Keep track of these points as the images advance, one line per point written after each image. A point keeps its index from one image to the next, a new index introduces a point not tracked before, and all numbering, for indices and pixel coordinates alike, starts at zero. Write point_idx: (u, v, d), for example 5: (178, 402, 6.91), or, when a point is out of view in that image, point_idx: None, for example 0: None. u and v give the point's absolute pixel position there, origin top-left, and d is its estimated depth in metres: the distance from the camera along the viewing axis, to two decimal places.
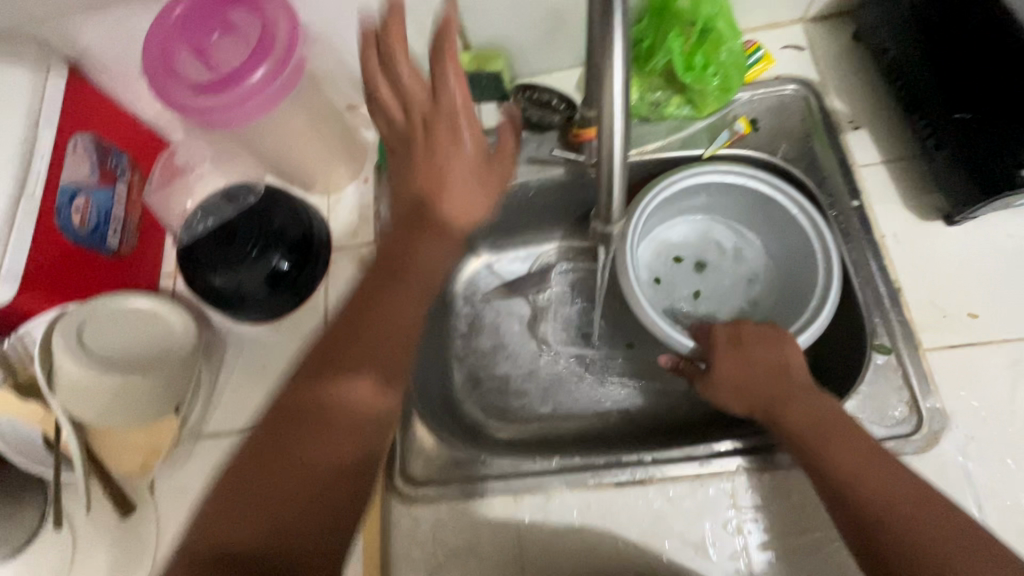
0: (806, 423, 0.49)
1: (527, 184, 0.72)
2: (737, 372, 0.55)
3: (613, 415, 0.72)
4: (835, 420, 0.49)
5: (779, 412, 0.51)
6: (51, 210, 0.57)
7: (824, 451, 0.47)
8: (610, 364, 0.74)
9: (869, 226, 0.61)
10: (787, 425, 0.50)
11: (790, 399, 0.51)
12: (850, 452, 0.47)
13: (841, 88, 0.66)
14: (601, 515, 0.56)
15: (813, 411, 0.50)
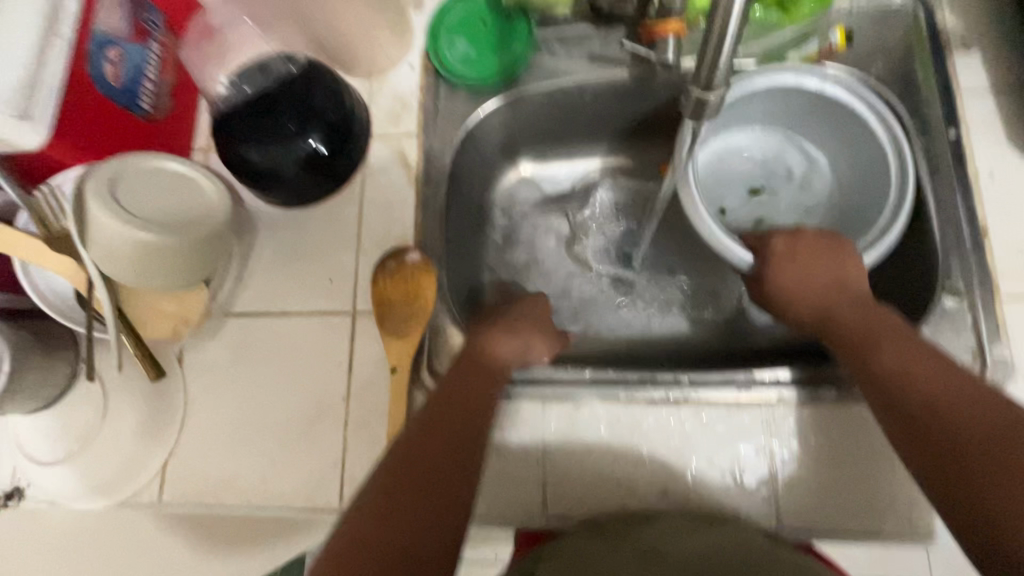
0: (860, 329, 0.50)
1: (585, 84, 0.65)
2: (796, 281, 0.55)
3: (646, 340, 0.70)
4: (889, 327, 0.49)
5: (834, 322, 0.52)
6: (83, 55, 0.54)
7: (874, 354, 0.47)
8: (649, 289, 0.72)
9: (963, 160, 0.55)
10: (842, 332, 0.51)
11: (846, 307, 0.52)
12: (904, 354, 0.46)
13: (958, 3, 0.58)
14: (628, 429, 0.55)
15: (866, 320, 0.50)
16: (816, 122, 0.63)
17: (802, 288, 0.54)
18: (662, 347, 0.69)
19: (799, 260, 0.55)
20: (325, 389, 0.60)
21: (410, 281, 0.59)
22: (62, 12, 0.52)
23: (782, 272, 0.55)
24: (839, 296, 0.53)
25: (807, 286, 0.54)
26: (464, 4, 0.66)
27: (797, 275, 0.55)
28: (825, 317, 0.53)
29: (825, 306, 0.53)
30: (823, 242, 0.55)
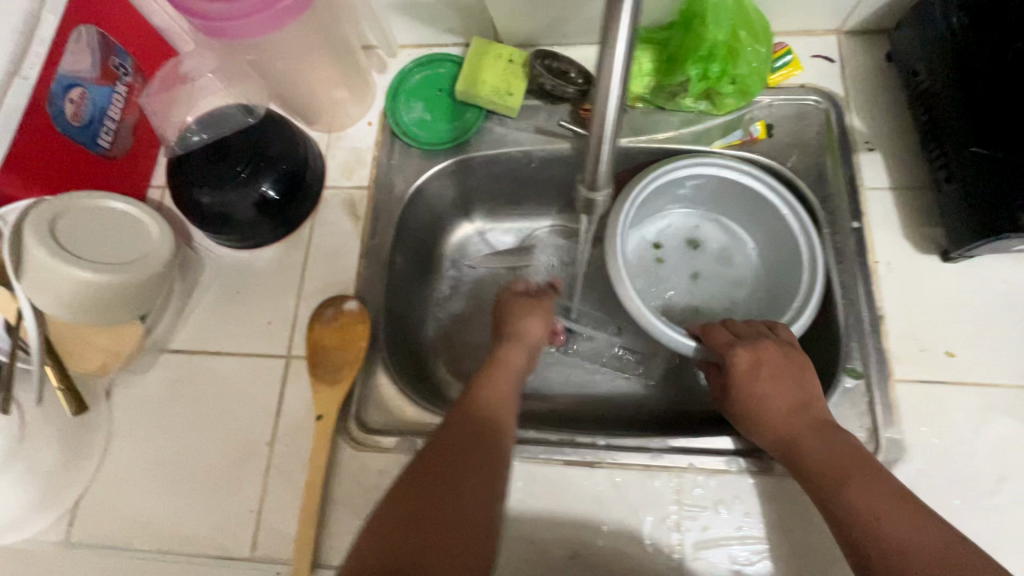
0: (825, 462, 0.48)
1: (531, 153, 0.70)
2: (755, 400, 0.54)
3: (579, 398, 0.72)
4: (860, 460, 0.47)
5: (795, 451, 0.50)
6: (44, 97, 0.57)
7: (843, 493, 0.45)
8: (585, 347, 0.74)
9: (865, 250, 0.60)
10: (806, 464, 0.49)
11: (812, 438, 0.50)
12: (878, 495, 0.44)
13: (864, 108, 0.64)
14: (544, 490, 0.56)
15: (831, 453, 0.48)
16: (736, 206, 0.69)
17: (765, 411, 0.53)
18: (596, 405, 0.71)
19: (762, 380, 0.54)
20: (251, 432, 0.60)
21: (346, 329, 0.61)
22: (28, 54, 0.54)
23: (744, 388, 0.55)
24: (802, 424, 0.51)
25: (770, 411, 0.53)
26: (424, 70, 0.71)
27: (760, 396, 0.54)
28: (790, 447, 0.50)
29: (789, 433, 0.51)
30: (785, 361, 0.54)
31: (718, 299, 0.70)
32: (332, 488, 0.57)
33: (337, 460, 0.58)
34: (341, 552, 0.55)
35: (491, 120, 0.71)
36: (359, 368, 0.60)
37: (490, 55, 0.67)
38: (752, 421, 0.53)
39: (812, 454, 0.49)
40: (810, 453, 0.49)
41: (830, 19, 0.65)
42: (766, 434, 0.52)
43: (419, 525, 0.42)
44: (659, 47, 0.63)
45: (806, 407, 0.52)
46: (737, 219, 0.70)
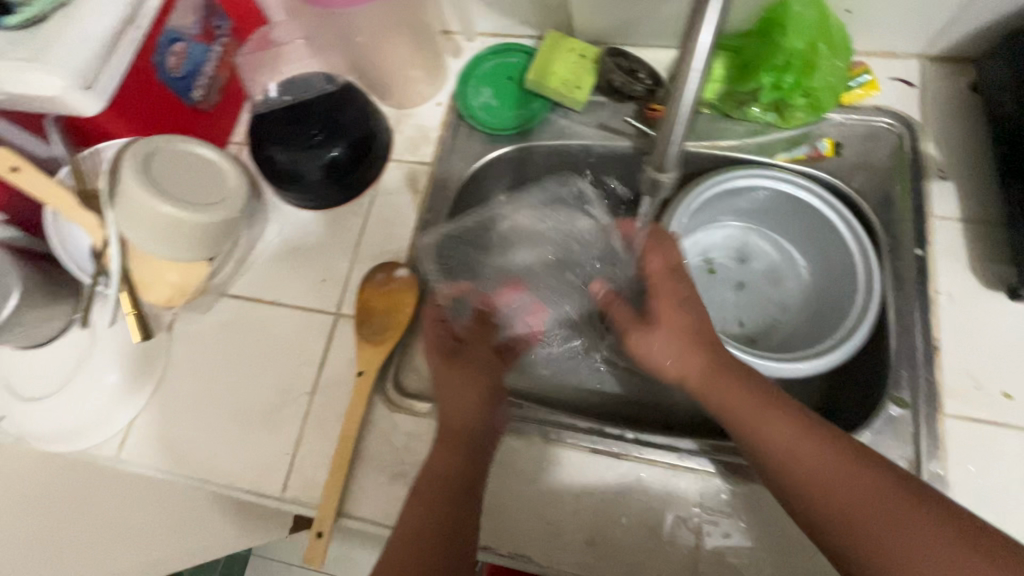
0: (735, 407, 0.50)
1: (590, 148, 0.71)
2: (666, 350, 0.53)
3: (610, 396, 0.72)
4: (761, 399, 0.49)
5: (707, 396, 0.51)
6: (149, 47, 0.62)
7: (761, 440, 0.48)
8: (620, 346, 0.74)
9: (926, 279, 0.58)
10: (721, 410, 0.51)
11: (716, 383, 0.51)
12: (791, 441, 0.47)
13: (940, 136, 0.63)
14: (568, 475, 0.56)
15: (752, 402, 0.49)
16: (792, 223, 0.68)
17: (671, 357, 0.53)
18: (630, 402, 0.71)
19: (662, 324, 0.54)
20: (293, 381, 0.63)
21: (395, 295, 0.64)
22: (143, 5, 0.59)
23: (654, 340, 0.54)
24: (703, 370, 0.52)
25: (665, 364, 0.53)
26: (496, 58, 0.73)
27: (659, 351, 0.54)
28: (700, 391, 0.52)
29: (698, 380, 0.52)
30: (689, 318, 0.54)
31: (767, 310, 0.69)
32: (364, 444, 0.60)
33: (370, 418, 0.61)
34: (366, 505, 0.58)
35: (555, 112, 0.72)
36: (402, 333, 0.63)
37: (563, 48, 0.69)
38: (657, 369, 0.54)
39: (721, 399, 0.51)
40: (719, 401, 0.51)
41: (914, 42, 0.64)
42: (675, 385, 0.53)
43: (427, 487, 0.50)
44: (734, 53, 0.63)
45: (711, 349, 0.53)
46: (792, 236, 0.69)
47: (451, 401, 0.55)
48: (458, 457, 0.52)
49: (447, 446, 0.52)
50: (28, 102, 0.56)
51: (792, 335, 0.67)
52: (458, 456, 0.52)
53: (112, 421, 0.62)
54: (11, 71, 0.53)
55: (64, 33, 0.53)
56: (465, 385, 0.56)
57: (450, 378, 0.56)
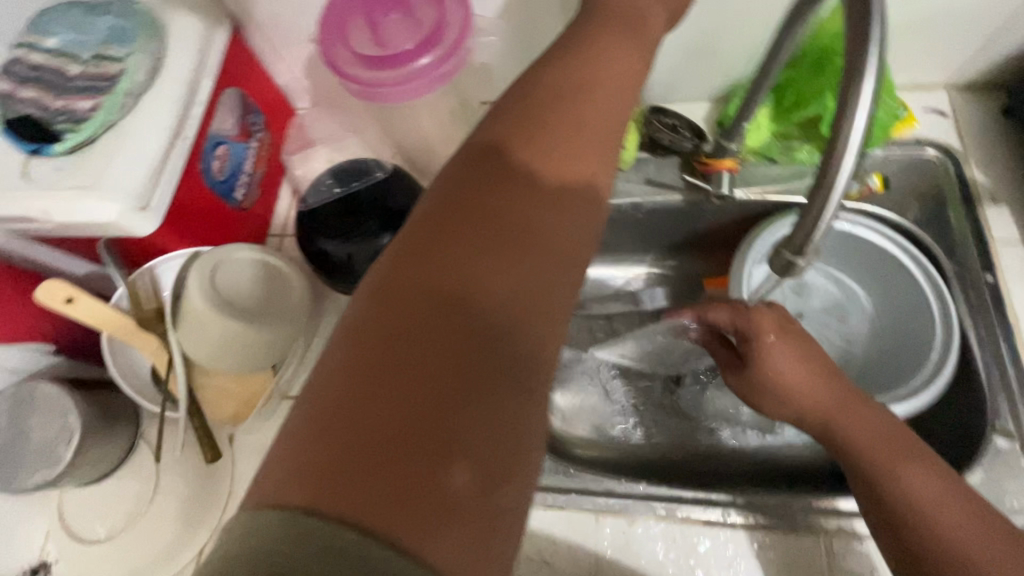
0: (872, 444, 0.47)
1: (640, 205, 0.71)
2: (788, 367, 0.50)
3: (673, 452, 0.71)
4: (900, 434, 0.47)
5: (834, 422, 0.49)
6: (196, 152, 0.60)
7: (902, 480, 0.45)
8: (677, 403, 0.74)
9: (1002, 304, 0.58)
10: (851, 443, 0.48)
11: (850, 412, 0.49)
12: (934, 486, 0.44)
13: (983, 160, 0.64)
14: (685, 552, 0.54)
15: (886, 446, 0.47)
16: (847, 259, 0.69)
17: (797, 405, 0.51)
18: (695, 455, 0.71)
19: (784, 383, 0.51)
20: None
21: None
22: (188, 117, 0.57)
23: (777, 357, 0.51)
24: (835, 398, 0.49)
25: (793, 383, 0.50)
26: None
27: (782, 373, 0.50)
28: (824, 425, 0.50)
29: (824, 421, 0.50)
30: (800, 341, 0.52)
31: (836, 347, 0.69)
32: None
33: None
34: None
35: None
36: None
37: None
38: (779, 398, 0.51)
39: (849, 439, 0.48)
40: (844, 441, 0.48)
41: (939, 75, 0.67)
42: (797, 411, 0.51)
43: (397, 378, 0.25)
44: (779, 98, 0.64)
45: (848, 397, 0.49)
46: (847, 269, 0.70)
47: (531, 155, 0.34)
48: (547, 232, 0.32)
49: (530, 208, 0.32)
50: (77, 230, 0.54)
51: (866, 371, 0.66)
52: (557, 228, 0.32)
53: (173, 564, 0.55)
54: (62, 205, 0.51)
55: (117, 159, 0.52)
56: (594, 120, 0.37)
57: (539, 104, 0.36)
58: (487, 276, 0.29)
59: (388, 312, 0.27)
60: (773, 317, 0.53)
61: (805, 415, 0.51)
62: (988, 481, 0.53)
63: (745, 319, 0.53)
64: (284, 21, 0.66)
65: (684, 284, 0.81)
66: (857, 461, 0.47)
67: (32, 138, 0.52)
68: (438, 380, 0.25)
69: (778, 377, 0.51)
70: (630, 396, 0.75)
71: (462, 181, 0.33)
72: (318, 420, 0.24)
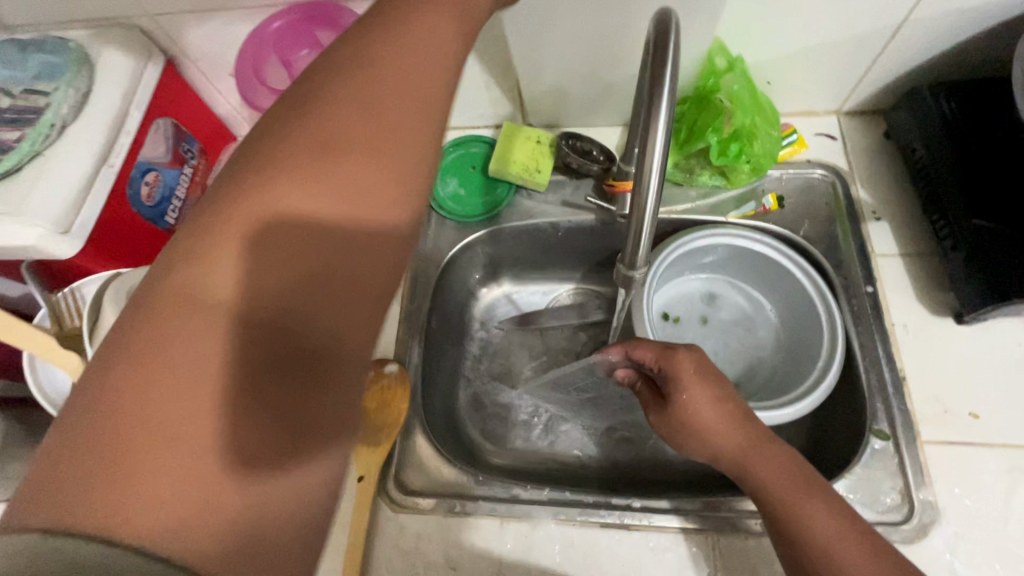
0: (781, 486, 0.49)
1: (558, 224, 0.76)
2: (700, 401, 0.53)
3: (597, 462, 0.74)
4: (810, 481, 0.49)
5: (749, 465, 0.51)
6: (124, 179, 0.63)
7: (808, 524, 0.46)
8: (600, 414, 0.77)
9: (881, 313, 0.63)
10: (765, 487, 0.50)
11: (759, 454, 0.51)
12: (836, 532, 0.45)
13: (868, 180, 0.69)
14: (582, 554, 0.56)
15: (770, 464, 0.50)
16: (751, 274, 0.73)
17: (688, 425, 0.53)
18: (614, 465, 0.74)
19: (683, 404, 0.53)
20: None
21: (387, 393, 0.64)
22: (114, 146, 0.61)
23: (690, 390, 0.53)
24: (741, 436, 0.52)
25: (691, 405, 0.53)
26: (458, 149, 0.78)
27: (690, 404, 0.53)
28: (738, 465, 0.52)
29: (713, 445, 0.53)
30: (710, 375, 0.54)
31: (745, 359, 0.72)
32: (371, 553, 0.58)
33: (376, 523, 0.60)
34: None
35: (518, 194, 0.77)
36: (399, 428, 0.63)
37: (523, 136, 0.75)
38: (687, 428, 0.54)
39: (729, 459, 0.52)
40: (733, 461, 0.52)
41: (828, 102, 0.72)
42: (709, 450, 0.53)
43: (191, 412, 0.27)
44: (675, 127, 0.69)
45: (733, 416, 0.53)
46: (752, 282, 0.74)
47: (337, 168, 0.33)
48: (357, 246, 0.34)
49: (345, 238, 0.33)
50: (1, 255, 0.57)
51: (770, 377, 0.70)
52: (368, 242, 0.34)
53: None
54: None
55: (39, 187, 0.55)
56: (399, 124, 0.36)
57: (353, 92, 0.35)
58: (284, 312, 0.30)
59: (173, 354, 0.27)
60: (692, 366, 0.53)
61: (683, 425, 0.54)
62: (863, 479, 0.56)
63: (667, 362, 0.54)
64: (214, 55, 0.70)
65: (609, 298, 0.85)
66: (741, 474, 0.52)
67: None
68: (248, 414, 0.28)
69: (680, 404, 0.53)
70: (550, 406, 0.78)
71: (273, 203, 0.31)
72: (104, 471, 0.24)
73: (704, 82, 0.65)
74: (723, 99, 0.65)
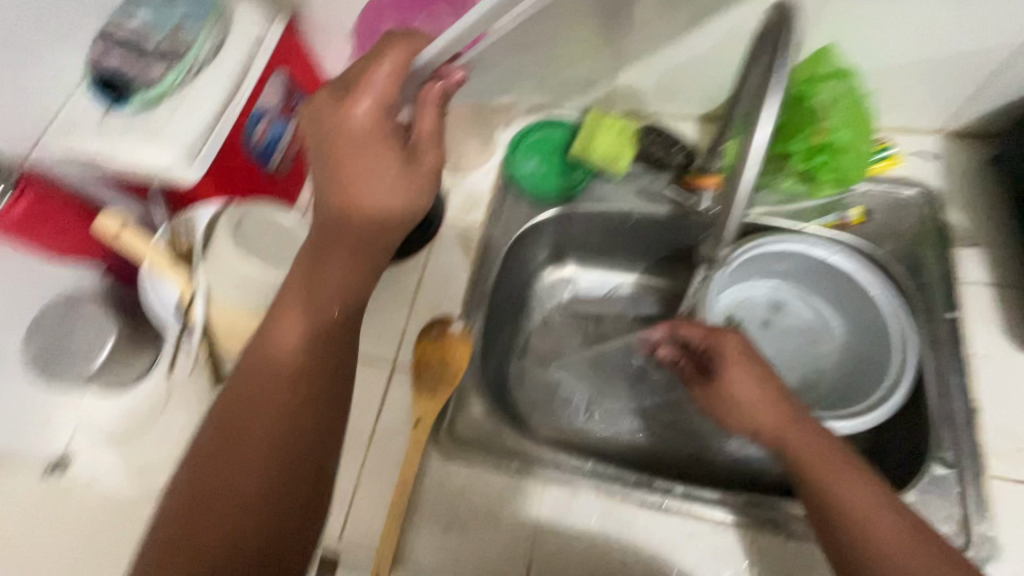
0: (810, 455, 0.52)
1: (631, 213, 0.76)
2: (744, 380, 0.55)
3: (637, 450, 0.75)
4: (834, 450, 0.52)
5: (784, 438, 0.53)
6: (242, 121, 0.69)
7: (835, 486, 0.50)
8: (647, 405, 0.78)
9: (960, 341, 0.61)
10: (795, 458, 0.52)
11: (793, 430, 0.53)
12: (859, 490, 0.49)
13: (963, 205, 0.67)
14: (619, 527, 0.58)
15: (805, 441, 0.53)
16: (827, 288, 0.71)
17: (739, 412, 0.55)
18: (655, 457, 0.75)
19: (732, 390, 0.56)
20: (350, 429, 0.66)
21: (448, 349, 0.67)
22: (238, 91, 0.67)
23: (733, 369, 0.56)
24: (778, 416, 0.54)
25: (746, 394, 0.55)
26: (545, 128, 0.80)
27: (733, 382, 0.56)
28: (775, 439, 0.54)
29: (754, 424, 0.55)
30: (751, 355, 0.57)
31: (803, 370, 0.71)
32: (418, 492, 0.62)
33: (425, 467, 0.63)
34: (421, 553, 0.59)
35: (596, 178, 0.78)
36: (456, 383, 0.66)
37: (608, 123, 0.76)
38: (732, 407, 0.56)
39: (768, 438, 0.54)
40: (773, 440, 0.54)
41: (932, 120, 0.69)
42: (751, 427, 0.55)
43: (222, 481, 0.45)
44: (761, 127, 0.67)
45: (773, 398, 0.55)
46: (823, 295, 0.72)
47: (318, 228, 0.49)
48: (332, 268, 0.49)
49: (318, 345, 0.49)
50: (136, 174, 0.64)
51: (829, 392, 0.69)
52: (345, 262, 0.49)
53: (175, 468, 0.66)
54: (129, 152, 0.62)
55: (177, 119, 0.62)
56: (374, 167, 0.47)
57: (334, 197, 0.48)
58: (289, 387, 0.48)
59: (241, 462, 0.46)
60: (738, 344, 0.57)
61: (732, 410, 0.56)
62: (920, 503, 0.55)
63: (715, 341, 0.58)
64: (330, 16, 0.75)
65: (669, 295, 0.86)
66: (777, 450, 0.54)
67: (115, 93, 0.63)
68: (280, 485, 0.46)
69: (729, 387, 0.56)
70: (596, 396, 0.79)
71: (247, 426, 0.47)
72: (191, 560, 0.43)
73: (795, 86, 0.62)
74: (813, 107, 0.62)
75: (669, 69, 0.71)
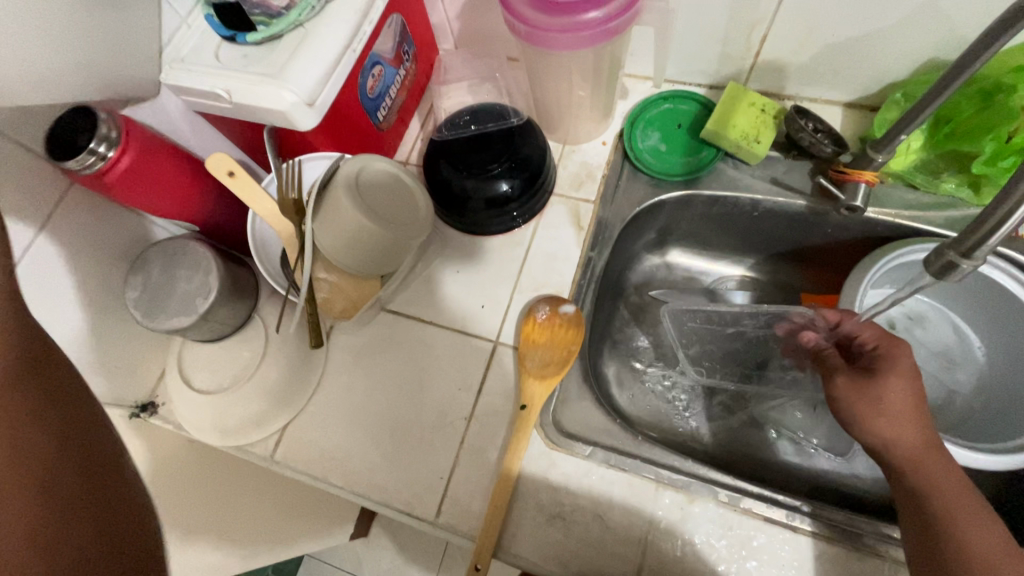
0: (938, 484, 0.48)
1: (760, 202, 0.70)
2: (899, 397, 0.51)
3: (736, 454, 0.71)
4: (965, 492, 0.48)
5: (914, 466, 0.49)
6: (359, 65, 0.64)
7: (956, 524, 0.46)
8: (750, 407, 0.74)
9: None
10: (921, 488, 0.48)
11: (927, 461, 0.49)
12: (981, 535, 0.45)
13: None
14: (739, 541, 0.55)
15: (940, 468, 0.49)
16: (974, 310, 0.65)
17: (876, 421, 0.51)
18: (746, 454, 0.71)
19: (885, 397, 0.51)
20: (448, 405, 0.63)
21: (557, 330, 0.64)
22: (360, 32, 0.61)
23: (896, 381, 0.51)
24: (916, 446, 0.50)
25: (885, 421, 0.51)
26: (666, 103, 0.75)
27: (882, 397, 0.51)
28: (903, 464, 0.50)
29: (890, 435, 0.50)
30: (912, 369, 0.52)
31: (934, 391, 0.67)
32: (519, 478, 0.59)
33: (529, 453, 0.60)
34: (524, 544, 0.57)
35: (724, 161, 0.72)
36: (566, 368, 0.62)
37: (746, 101, 0.69)
38: (869, 418, 0.51)
39: (900, 457, 0.50)
40: (903, 459, 0.50)
41: None
42: (886, 446, 0.51)
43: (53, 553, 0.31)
44: (938, 123, 0.61)
45: (921, 415, 0.50)
46: (967, 316, 0.66)
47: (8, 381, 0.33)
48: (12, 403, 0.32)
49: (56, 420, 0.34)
50: (249, 115, 0.59)
51: (963, 420, 0.64)
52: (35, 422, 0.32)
53: (263, 428, 0.65)
54: (246, 89, 0.57)
55: (300, 58, 0.57)
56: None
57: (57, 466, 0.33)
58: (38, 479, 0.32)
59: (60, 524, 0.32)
60: (912, 360, 0.53)
61: (874, 415, 0.51)
62: None
63: (890, 346, 0.54)
64: None
65: (780, 292, 0.80)
66: (899, 472, 0.50)
67: (235, 25, 0.59)
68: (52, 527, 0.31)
69: (884, 393, 0.51)
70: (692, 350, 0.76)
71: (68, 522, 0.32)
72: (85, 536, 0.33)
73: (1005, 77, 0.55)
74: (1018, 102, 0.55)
75: (833, 47, 0.64)
